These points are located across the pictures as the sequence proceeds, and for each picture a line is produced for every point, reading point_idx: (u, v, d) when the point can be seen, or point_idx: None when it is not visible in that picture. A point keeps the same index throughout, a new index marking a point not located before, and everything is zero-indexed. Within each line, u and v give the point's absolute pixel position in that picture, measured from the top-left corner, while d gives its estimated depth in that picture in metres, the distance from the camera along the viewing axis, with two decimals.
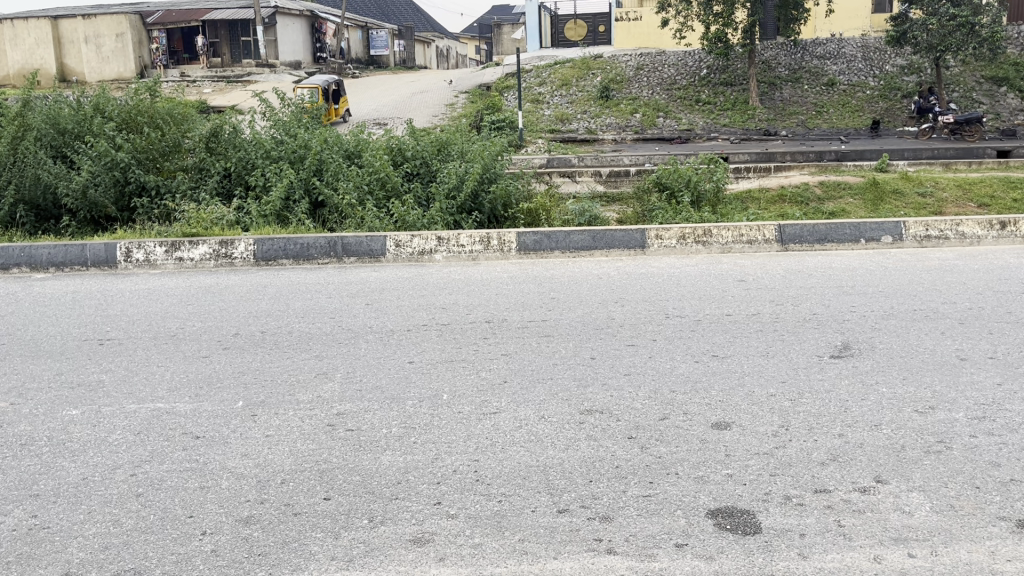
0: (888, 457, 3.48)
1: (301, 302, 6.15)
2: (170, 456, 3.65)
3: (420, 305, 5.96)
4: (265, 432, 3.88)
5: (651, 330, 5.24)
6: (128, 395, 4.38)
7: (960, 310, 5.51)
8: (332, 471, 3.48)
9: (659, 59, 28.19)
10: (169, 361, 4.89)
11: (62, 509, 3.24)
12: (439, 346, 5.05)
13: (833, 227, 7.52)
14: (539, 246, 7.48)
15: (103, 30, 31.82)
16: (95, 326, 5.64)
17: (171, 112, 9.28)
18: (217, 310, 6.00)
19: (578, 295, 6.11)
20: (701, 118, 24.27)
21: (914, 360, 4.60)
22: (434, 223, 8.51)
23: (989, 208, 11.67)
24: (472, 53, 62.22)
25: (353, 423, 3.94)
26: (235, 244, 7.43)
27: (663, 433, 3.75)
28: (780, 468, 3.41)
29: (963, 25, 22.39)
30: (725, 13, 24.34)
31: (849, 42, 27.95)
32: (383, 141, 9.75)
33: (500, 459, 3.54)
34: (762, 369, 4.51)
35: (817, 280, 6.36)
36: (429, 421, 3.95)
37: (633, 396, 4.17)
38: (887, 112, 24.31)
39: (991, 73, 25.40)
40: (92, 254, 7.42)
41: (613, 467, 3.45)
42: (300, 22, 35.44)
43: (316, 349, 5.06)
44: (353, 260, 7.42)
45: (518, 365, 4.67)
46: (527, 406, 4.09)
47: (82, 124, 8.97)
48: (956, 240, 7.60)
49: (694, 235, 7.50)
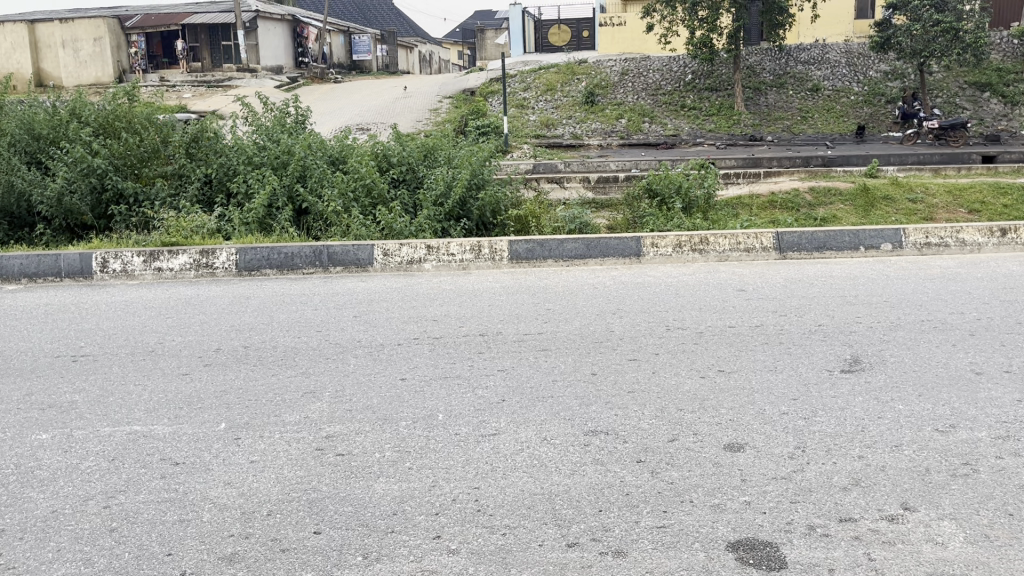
0: (913, 481, 3.29)
1: (286, 314, 5.89)
2: (148, 486, 3.40)
3: (410, 317, 5.73)
4: (249, 457, 3.64)
5: (653, 343, 5.03)
6: (102, 417, 4.11)
7: (969, 321, 5.35)
8: (322, 501, 3.24)
9: (644, 63, 28.08)
10: (147, 380, 4.63)
11: (29, 546, 2.98)
12: (432, 361, 4.82)
13: (832, 234, 7.38)
14: (532, 255, 7.25)
15: (81, 34, 31.37)
16: (69, 342, 5.35)
17: (151, 117, 8.98)
18: (198, 323, 5.74)
19: (574, 306, 5.89)
20: (687, 123, 24.20)
21: (927, 375, 4.42)
22: (423, 231, 8.28)
23: (979, 214, 11.59)
24: (455, 58, 62.16)
25: (344, 447, 3.70)
26: (217, 254, 7.17)
27: (674, 456, 3.54)
28: (800, 495, 3.21)
29: (947, 31, 22.43)
30: (710, 18, 24.25)
31: (832, 48, 27.98)
32: (368, 147, 9.49)
33: (502, 487, 3.32)
34: (772, 386, 4.30)
35: (818, 290, 6.18)
36: (425, 445, 3.72)
37: (640, 416, 3.96)
38: (872, 117, 24.32)
39: (974, 79, 25.52)
40: (66, 265, 7.12)
41: (624, 494, 3.23)
42: (282, 26, 35.12)
43: (302, 365, 4.81)
44: (339, 270, 7.18)
45: (517, 381, 4.45)
46: (528, 427, 3.86)
47: (58, 129, 8.67)
48: (957, 248, 7.46)
49: (691, 242, 7.33)
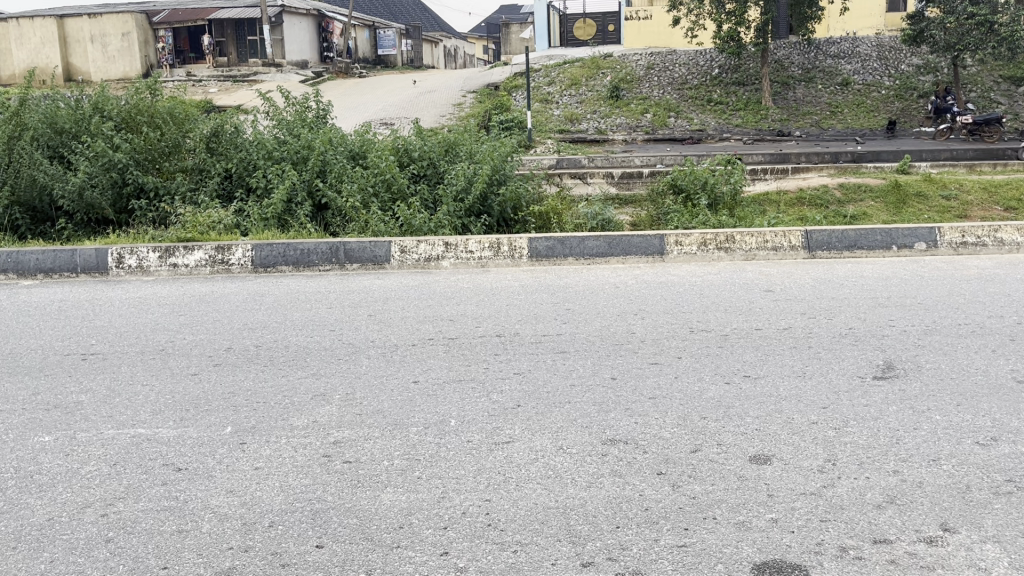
0: (953, 500, 3.08)
1: (300, 313, 5.76)
2: (149, 493, 3.29)
3: (426, 317, 5.58)
4: (254, 463, 3.51)
5: (675, 346, 4.84)
6: (107, 419, 4.01)
7: (1009, 325, 5.10)
8: (326, 513, 3.10)
9: (670, 58, 27.76)
10: (154, 380, 4.52)
11: (21, 557, 2.87)
12: (447, 363, 4.67)
13: (863, 233, 7.12)
14: (552, 252, 7.09)
15: (109, 30, 31.54)
16: (79, 340, 5.26)
17: (173, 111, 8.91)
18: (211, 321, 5.63)
19: (595, 306, 5.71)
20: (713, 118, 23.85)
21: (966, 384, 4.19)
22: (442, 227, 8.10)
23: (1016, 212, 11.23)
24: (479, 53, 62.04)
25: (351, 454, 3.56)
26: (232, 250, 7.07)
27: (696, 468, 3.36)
28: (831, 513, 3.02)
29: (982, 24, 21.87)
30: (738, 12, 23.87)
31: (863, 42, 27.47)
32: (389, 142, 9.37)
33: (514, 499, 3.16)
34: (801, 393, 4.10)
35: (849, 290, 5.96)
36: (435, 453, 3.56)
37: (660, 424, 3.78)
38: (904, 112, 23.84)
39: (1009, 73, 24.98)
40: (82, 260, 7.07)
41: (643, 510, 3.06)
42: (308, 21, 35.13)
43: (313, 366, 4.68)
44: (356, 267, 7.05)
45: (533, 386, 4.29)
46: (543, 435, 3.70)
47: (81, 124, 8.63)
48: (995, 248, 7.18)
49: (717, 241, 7.12)
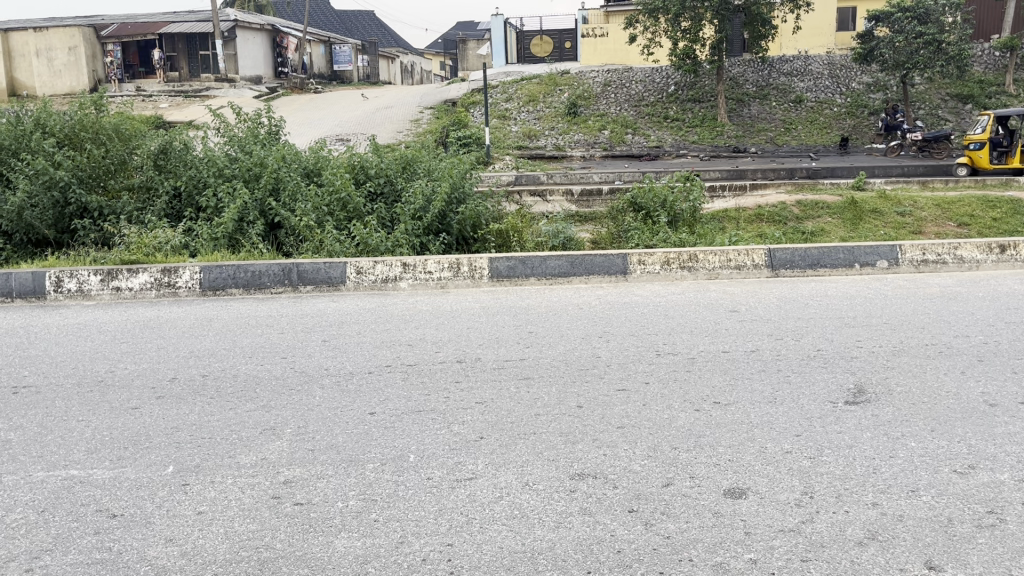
0: (936, 535, 2.96)
1: (249, 339, 5.50)
2: (78, 544, 3.01)
3: (382, 342, 5.36)
4: (197, 508, 3.25)
5: (642, 371, 4.69)
6: (36, 459, 3.71)
7: (975, 345, 5.05)
8: (275, 563, 2.87)
9: (627, 75, 27.92)
10: (91, 415, 4.22)
11: None
12: (405, 393, 4.45)
13: (826, 251, 7.09)
14: (513, 272, 6.94)
15: (55, 43, 30.70)
16: (10, 372, 4.93)
17: (119, 127, 8.56)
18: (155, 349, 5.34)
19: (558, 329, 5.54)
20: (670, 135, 23.99)
21: (939, 408, 4.09)
22: (400, 246, 7.86)
23: (968, 228, 11.34)
24: (436, 70, 62.12)
25: (303, 495, 3.33)
26: (179, 272, 6.77)
27: (669, 504, 3.19)
28: (812, 551, 2.87)
29: (930, 43, 22.37)
30: (693, 29, 24.08)
31: (815, 60, 27.94)
32: (344, 158, 9.11)
33: (478, 543, 2.95)
34: (773, 420, 3.97)
35: (814, 310, 5.88)
36: (393, 492, 3.35)
37: (630, 456, 3.61)
38: (856, 129, 24.26)
39: (956, 91, 25.60)
40: (17, 284, 6.71)
41: (615, 552, 2.88)
42: (261, 36, 34.69)
43: (263, 398, 4.41)
44: (310, 289, 6.80)
45: (496, 416, 4.09)
46: (507, 471, 3.50)
47: (21, 140, 8.24)
48: (955, 265, 7.19)
49: (679, 259, 7.01)
